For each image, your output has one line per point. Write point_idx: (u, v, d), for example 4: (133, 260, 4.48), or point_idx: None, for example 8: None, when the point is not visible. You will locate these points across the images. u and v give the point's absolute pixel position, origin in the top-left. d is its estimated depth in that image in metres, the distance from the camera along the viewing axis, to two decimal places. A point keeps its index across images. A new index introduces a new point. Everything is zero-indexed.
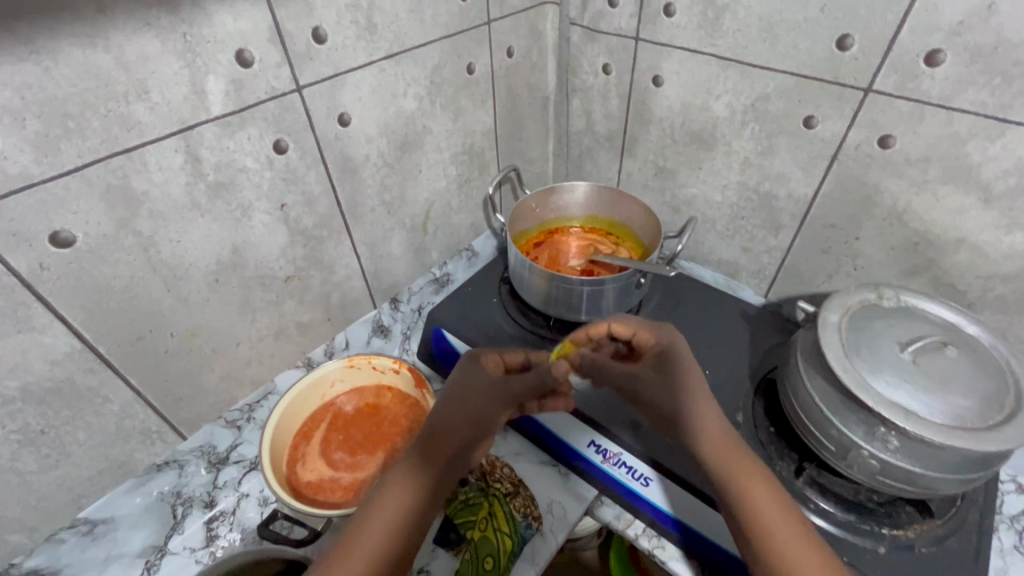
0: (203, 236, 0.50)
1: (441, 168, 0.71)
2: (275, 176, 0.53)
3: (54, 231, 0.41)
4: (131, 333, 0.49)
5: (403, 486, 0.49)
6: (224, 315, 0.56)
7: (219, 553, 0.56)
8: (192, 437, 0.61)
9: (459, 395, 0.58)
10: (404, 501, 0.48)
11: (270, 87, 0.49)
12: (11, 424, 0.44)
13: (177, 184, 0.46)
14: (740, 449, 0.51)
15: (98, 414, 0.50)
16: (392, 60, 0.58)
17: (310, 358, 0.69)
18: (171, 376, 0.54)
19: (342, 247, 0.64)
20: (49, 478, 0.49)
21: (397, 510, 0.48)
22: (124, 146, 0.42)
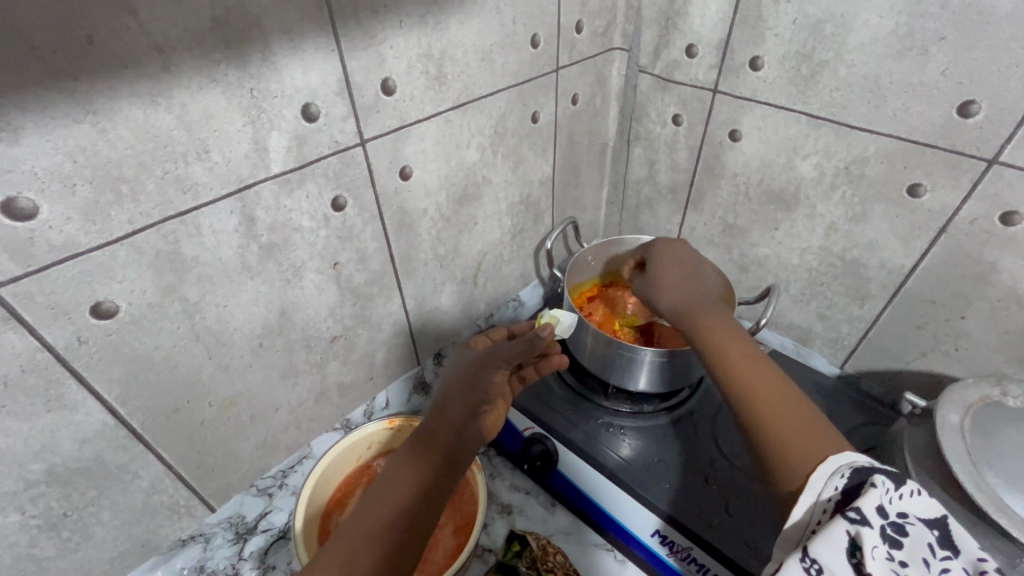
0: (251, 300, 0.46)
1: (497, 220, 0.67)
2: (330, 234, 0.49)
3: (96, 301, 0.36)
4: (167, 405, 0.44)
5: (402, 478, 0.45)
6: (265, 381, 0.51)
7: None
8: (222, 508, 0.55)
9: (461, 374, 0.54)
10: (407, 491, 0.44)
11: (334, 141, 0.45)
12: (32, 508, 0.40)
13: (229, 247, 0.42)
14: (718, 326, 0.51)
15: (125, 492, 0.45)
16: (458, 111, 0.54)
17: (348, 419, 0.64)
18: (206, 448, 0.49)
19: (391, 303, 0.59)
20: (67, 562, 0.44)
21: (399, 499, 0.43)
22: (178, 210, 0.38)
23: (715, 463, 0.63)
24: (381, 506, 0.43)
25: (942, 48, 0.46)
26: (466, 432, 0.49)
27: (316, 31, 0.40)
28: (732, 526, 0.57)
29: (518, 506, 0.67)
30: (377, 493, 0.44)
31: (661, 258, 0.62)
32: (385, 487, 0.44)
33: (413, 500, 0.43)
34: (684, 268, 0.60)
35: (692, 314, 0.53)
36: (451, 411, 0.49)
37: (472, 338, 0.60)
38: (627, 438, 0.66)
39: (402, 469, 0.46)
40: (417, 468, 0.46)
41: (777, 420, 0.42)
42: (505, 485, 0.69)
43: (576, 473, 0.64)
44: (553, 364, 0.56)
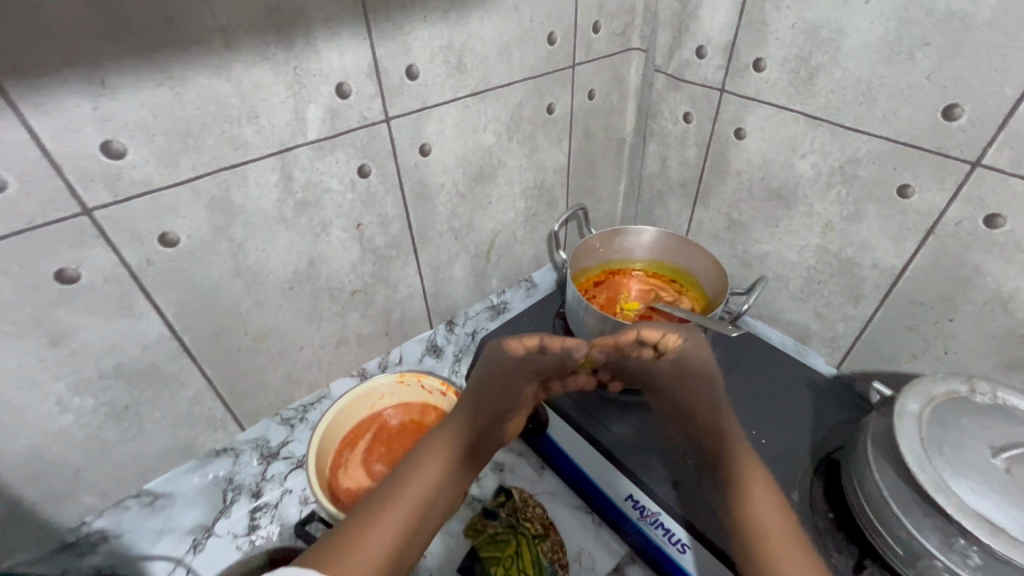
0: (285, 247, 0.54)
1: (511, 201, 0.73)
2: (355, 198, 0.57)
3: (163, 232, 0.46)
4: (212, 328, 0.53)
5: (439, 462, 0.48)
6: (293, 320, 0.60)
7: (257, 543, 0.60)
8: (250, 428, 0.65)
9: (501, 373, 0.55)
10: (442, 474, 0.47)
11: (362, 117, 0.52)
12: (102, 396, 0.50)
13: (270, 199, 0.51)
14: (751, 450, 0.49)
15: (174, 397, 0.55)
16: (476, 98, 0.60)
17: (365, 369, 0.73)
18: (240, 371, 0.58)
19: (407, 267, 0.67)
20: (125, 449, 0.54)
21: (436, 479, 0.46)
22: (230, 163, 0.46)
23: None
24: (419, 481, 0.46)
25: (927, 54, 0.48)
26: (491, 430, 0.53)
27: (352, 22, 0.47)
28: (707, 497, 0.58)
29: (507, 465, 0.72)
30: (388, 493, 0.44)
31: (690, 356, 0.54)
32: (422, 459, 0.47)
33: (433, 497, 0.45)
34: (712, 367, 0.54)
35: (731, 448, 0.49)
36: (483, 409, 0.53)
37: (501, 345, 0.56)
38: (614, 411, 0.67)
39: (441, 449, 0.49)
40: (438, 463, 0.48)
41: (767, 525, 0.43)
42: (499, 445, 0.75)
43: (563, 438, 0.68)
44: (579, 381, 0.63)
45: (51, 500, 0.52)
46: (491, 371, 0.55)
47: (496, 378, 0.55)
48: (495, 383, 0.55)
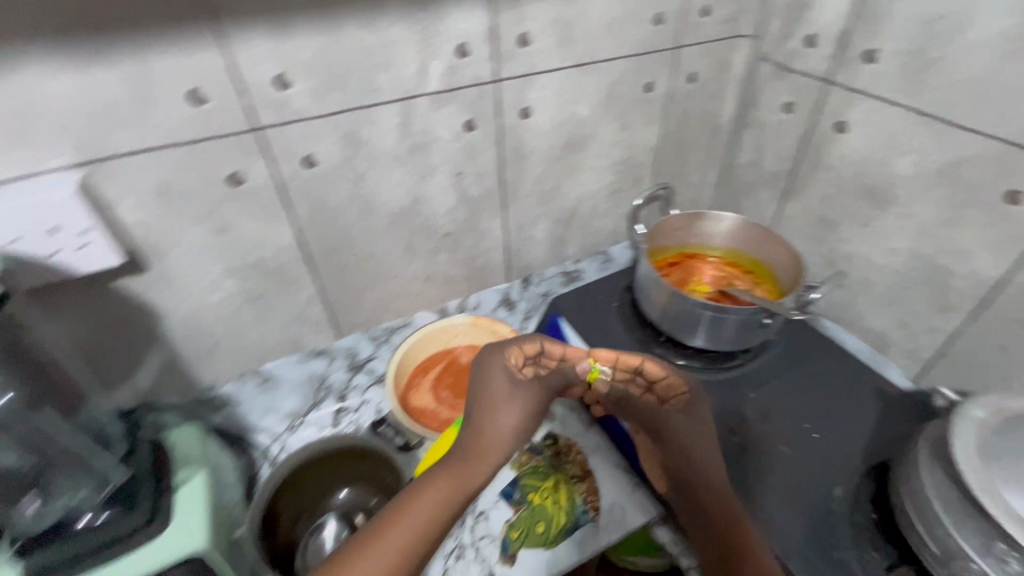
0: (396, 183, 0.63)
1: (598, 172, 0.78)
2: (460, 149, 0.64)
3: (307, 155, 0.56)
4: (330, 242, 0.64)
5: (439, 489, 0.45)
6: (393, 250, 0.69)
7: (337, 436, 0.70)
8: (344, 339, 0.76)
9: (505, 396, 0.53)
10: (445, 500, 0.44)
11: (476, 76, 0.60)
12: (244, 283, 0.62)
13: (390, 139, 0.60)
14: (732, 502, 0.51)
15: (293, 296, 0.66)
16: (578, 69, 0.66)
17: (444, 307, 0.82)
18: (345, 286, 0.69)
19: (494, 220, 0.74)
20: (253, 332, 0.67)
21: (439, 504, 0.43)
22: (364, 103, 0.56)
23: (746, 420, 0.65)
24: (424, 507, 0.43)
25: None
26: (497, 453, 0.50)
27: None
28: (738, 465, 0.60)
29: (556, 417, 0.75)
30: (379, 531, 0.41)
31: (692, 405, 0.56)
32: (422, 485, 0.45)
33: (432, 531, 0.42)
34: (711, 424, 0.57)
35: (716, 498, 0.52)
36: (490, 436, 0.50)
37: (506, 355, 0.54)
38: None
39: (442, 478, 0.45)
40: (436, 493, 0.44)
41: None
42: None
43: None
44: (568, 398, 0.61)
45: (195, 361, 0.66)
46: (493, 389, 0.53)
47: (493, 396, 0.53)
48: (496, 405, 0.52)
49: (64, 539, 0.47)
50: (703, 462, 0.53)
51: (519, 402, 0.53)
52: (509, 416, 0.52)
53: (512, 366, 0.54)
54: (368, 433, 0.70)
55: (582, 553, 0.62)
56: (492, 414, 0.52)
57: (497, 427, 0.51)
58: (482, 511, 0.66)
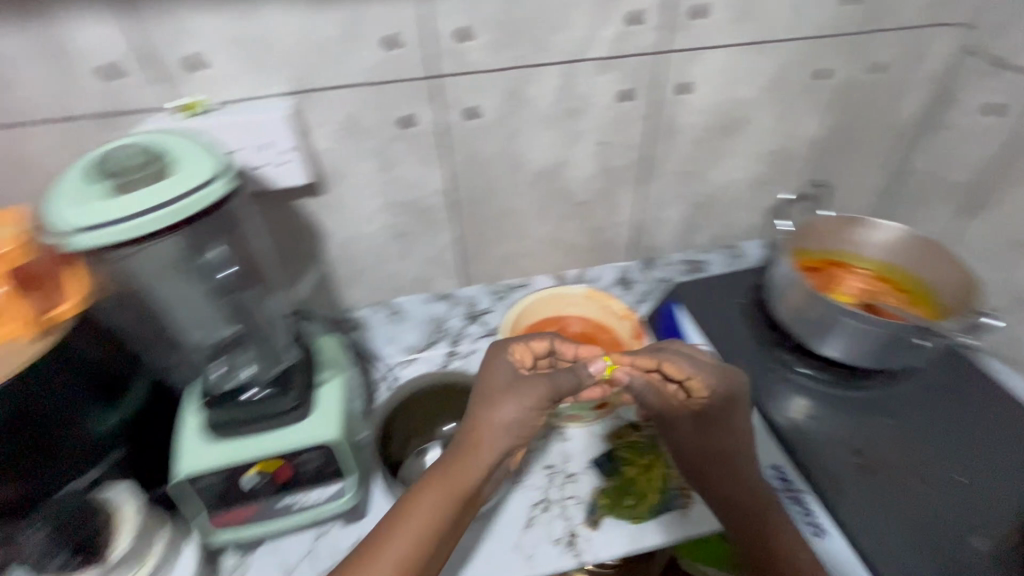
0: (546, 144, 0.65)
1: (748, 161, 0.74)
2: (613, 118, 0.65)
3: (473, 106, 0.60)
4: (475, 193, 0.68)
5: (427, 499, 0.48)
6: (529, 209, 0.72)
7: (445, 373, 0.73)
8: (468, 288, 0.82)
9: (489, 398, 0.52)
10: (434, 510, 0.48)
11: (644, 46, 0.60)
12: (396, 219, 0.68)
13: (549, 100, 0.62)
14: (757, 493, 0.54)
15: (433, 239, 0.72)
16: (752, 48, 0.63)
17: (563, 275, 0.83)
18: (479, 236, 0.74)
19: (630, 196, 0.74)
20: (393, 265, 0.74)
21: (429, 513, 0.48)
22: (534, 62, 0.58)
23: (875, 446, 0.61)
24: (413, 519, 0.48)
25: None
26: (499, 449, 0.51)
27: None
28: (857, 483, 0.58)
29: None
30: (388, 531, 0.48)
31: (716, 403, 0.54)
32: (412, 498, 0.49)
33: (428, 536, 0.47)
34: (741, 423, 0.55)
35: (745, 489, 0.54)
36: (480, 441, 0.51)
37: (507, 352, 0.56)
38: (788, 390, 0.67)
39: (427, 489, 0.49)
40: (430, 501, 0.48)
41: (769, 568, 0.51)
42: None
43: None
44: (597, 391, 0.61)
45: (344, 283, 0.74)
46: (494, 384, 0.53)
47: (492, 392, 0.52)
48: (495, 400, 0.51)
49: (235, 403, 0.56)
50: (728, 458, 0.54)
51: (519, 395, 0.51)
52: (509, 408, 0.51)
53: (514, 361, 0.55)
54: (477, 373, 0.72)
55: (668, 536, 0.62)
56: (479, 420, 0.51)
57: (487, 419, 0.51)
58: (572, 474, 0.68)
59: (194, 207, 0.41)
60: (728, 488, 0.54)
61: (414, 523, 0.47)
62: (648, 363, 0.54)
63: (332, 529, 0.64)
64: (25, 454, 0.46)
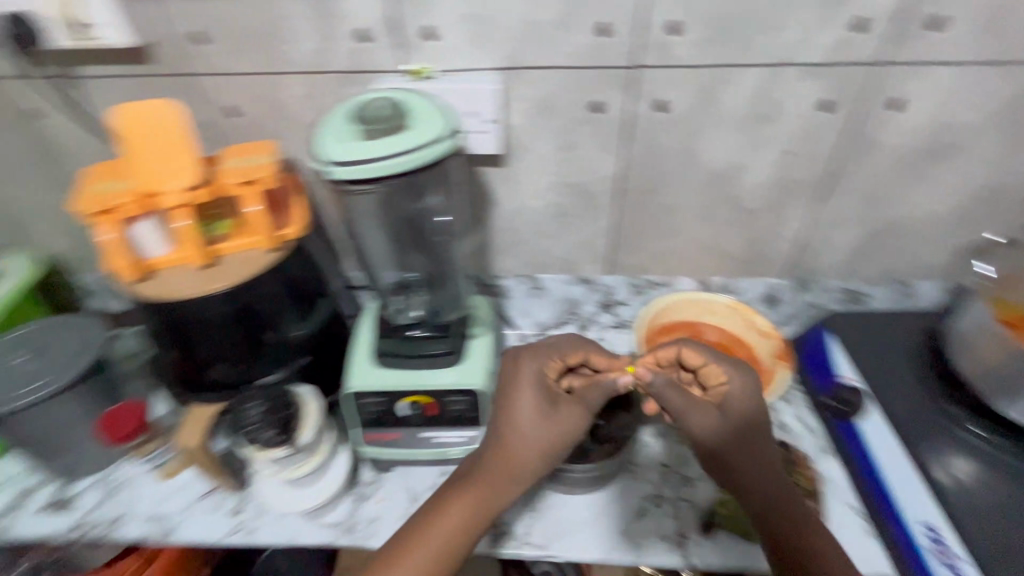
0: (727, 145, 0.65)
1: (948, 192, 0.67)
2: (805, 128, 0.63)
3: (665, 99, 0.61)
4: (643, 184, 0.70)
5: (454, 514, 0.51)
6: (692, 208, 0.72)
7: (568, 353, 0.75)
8: (609, 277, 0.83)
9: (513, 422, 0.54)
10: (459, 523, 0.51)
11: (861, 55, 0.57)
12: (561, 198, 0.72)
13: (742, 101, 0.61)
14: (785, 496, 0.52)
15: (590, 223, 0.75)
16: (987, 68, 0.57)
17: (706, 281, 0.82)
18: (635, 227, 0.75)
19: (802, 211, 0.71)
20: (546, 242, 0.78)
21: (457, 525, 0.51)
22: (738, 61, 0.58)
23: None
24: (439, 530, 0.51)
25: None
26: (524, 474, 0.54)
27: None
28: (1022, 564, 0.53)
29: (803, 425, 0.69)
30: (415, 539, 0.50)
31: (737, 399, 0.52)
32: (438, 510, 0.52)
33: (454, 548, 0.51)
34: (760, 412, 0.53)
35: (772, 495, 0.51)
36: (505, 465, 0.53)
37: (544, 363, 0.56)
38: (949, 447, 0.61)
39: (453, 503, 0.52)
40: (459, 513, 0.52)
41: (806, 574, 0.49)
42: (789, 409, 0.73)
43: (876, 436, 0.63)
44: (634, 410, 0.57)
45: (498, 250, 0.79)
46: (526, 407, 0.54)
47: (522, 415, 0.54)
48: (525, 424, 0.54)
49: (402, 342, 0.64)
50: (750, 464, 0.51)
51: (554, 422, 0.54)
52: (538, 434, 0.53)
53: (549, 371, 0.56)
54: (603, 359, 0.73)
55: None
56: (506, 445, 0.54)
57: (521, 439, 0.54)
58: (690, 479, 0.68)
59: (424, 159, 0.47)
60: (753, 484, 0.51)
61: (440, 535, 0.51)
62: (669, 351, 0.54)
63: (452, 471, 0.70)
64: (237, 345, 0.59)
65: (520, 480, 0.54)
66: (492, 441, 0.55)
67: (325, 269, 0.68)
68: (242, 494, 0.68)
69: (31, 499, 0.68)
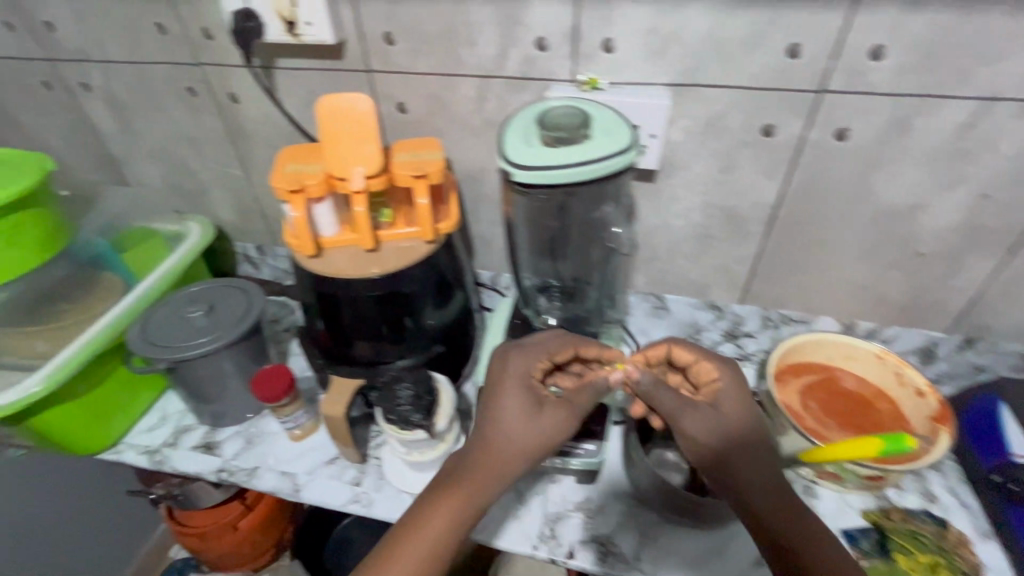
0: (909, 181, 0.60)
1: None
2: (1009, 170, 0.56)
3: (847, 127, 0.58)
4: (801, 215, 0.66)
5: (436, 516, 0.48)
6: (851, 245, 0.67)
7: None
8: (743, 306, 0.78)
9: (494, 419, 0.50)
10: (442, 523, 0.48)
11: None
12: (706, 220, 0.70)
13: (938, 136, 0.56)
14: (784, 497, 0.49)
15: (733, 249, 0.72)
16: None
17: (851, 325, 0.76)
18: (781, 258, 0.71)
19: (985, 261, 0.63)
20: (681, 263, 0.76)
21: (442, 526, 0.47)
22: (942, 92, 0.53)
23: None
24: (421, 534, 0.47)
25: None
26: (506, 470, 0.49)
27: None
28: None
29: (961, 506, 0.64)
30: (394, 548, 0.47)
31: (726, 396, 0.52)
32: (420, 513, 0.48)
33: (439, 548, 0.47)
34: (750, 408, 0.51)
35: (770, 495, 0.48)
36: (484, 463, 0.49)
37: (529, 361, 0.54)
38: None
39: (433, 505, 0.48)
40: (443, 512, 0.48)
41: None
42: (942, 481, 0.66)
43: None
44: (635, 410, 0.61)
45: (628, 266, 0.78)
46: (508, 405, 0.51)
47: (504, 413, 0.50)
48: (505, 421, 0.50)
49: None
50: (743, 465, 0.49)
51: (540, 422, 0.50)
52: (522, 430, 0.50)
53: (535, 369, 0.54)
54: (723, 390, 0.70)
55: None
56: (484, 441, 0.50)
57: (506, 436, 0.50)
58: None
59: (602, 171, 0.48)
60: (740, 482, 0.49)
61: (426, 537, 0.47)
62: (660, 351, 0.57)
63: (561, 481, 0.69)
64: (382, 325, 0.62)
65: (507, 478, 0.50)
66: (474, 439, 0.51)
67: (464, 264, 0.71)
68: (363, 466, 0.72)
69: (185, 437, 0.76)
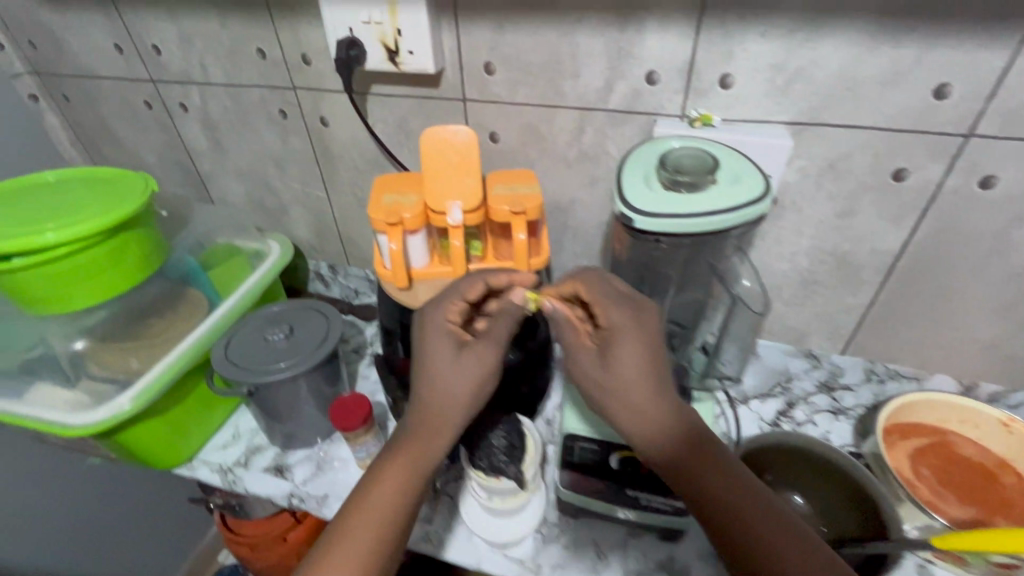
0: None
1: None
2: None
3: (995, 175, 0.52)
4: (926, 266, 0.60)
5: (385, 484, 0.47)
6: (982, 300, 0.60)
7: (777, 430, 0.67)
8: (843, 357, 0.73)
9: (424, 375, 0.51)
10: (394, 490, 0.46)
11: None
12: (814, 265, 0.65)
13: None
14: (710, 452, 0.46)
15: (840, 296, 0.66)
16: None
17: (971, 386, 0.69)
18: (896, 310, 0.65)
19: None
20: (778, 307, 0.71)
21: (392, 492, 0.46)
22: None
23: None
24: (370, 507, 0.45)
25: None
26: (445, 422, 0.50)
27: None
28: None
29: None
30: (340, 528, 0.44)
31: (630, 336, 0.48)
32: (365, 486, 0.47)
33: (393, 515, 0.45)
34: (655, 345, 0.49)
35: (694, 451, 0.46)
36: (422, 418, 0.50)
37: (444, 308, 0.53)
38: None
39: (378, 474, 0.47)
40: (392, 476, 0.47)
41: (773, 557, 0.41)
42: None
43: None
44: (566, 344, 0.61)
45: None
46: (434, 359, 0.51)
47: (433, 365, 0.51)
48: (434, 373, 0.50)
49: None
50: (662, 420, 0.47)
51: (463, 365, 0.51)
52: (455, 380, 0.50)
53: (452, 314, 0.53)
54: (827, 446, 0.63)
55: None
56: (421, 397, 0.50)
57: (446, 390, 0.50)
58: None
59: (732, 220, 0.44)
60: (662, 437, 0.46)
61: (377, 508, 0.45)
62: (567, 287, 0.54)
63: (642, 536, 0.64)
64: None
65: (448, 432, 0.50)
66: (414, 401, 0.51)
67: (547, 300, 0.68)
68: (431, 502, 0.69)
69: (256, 458, 0.76)
